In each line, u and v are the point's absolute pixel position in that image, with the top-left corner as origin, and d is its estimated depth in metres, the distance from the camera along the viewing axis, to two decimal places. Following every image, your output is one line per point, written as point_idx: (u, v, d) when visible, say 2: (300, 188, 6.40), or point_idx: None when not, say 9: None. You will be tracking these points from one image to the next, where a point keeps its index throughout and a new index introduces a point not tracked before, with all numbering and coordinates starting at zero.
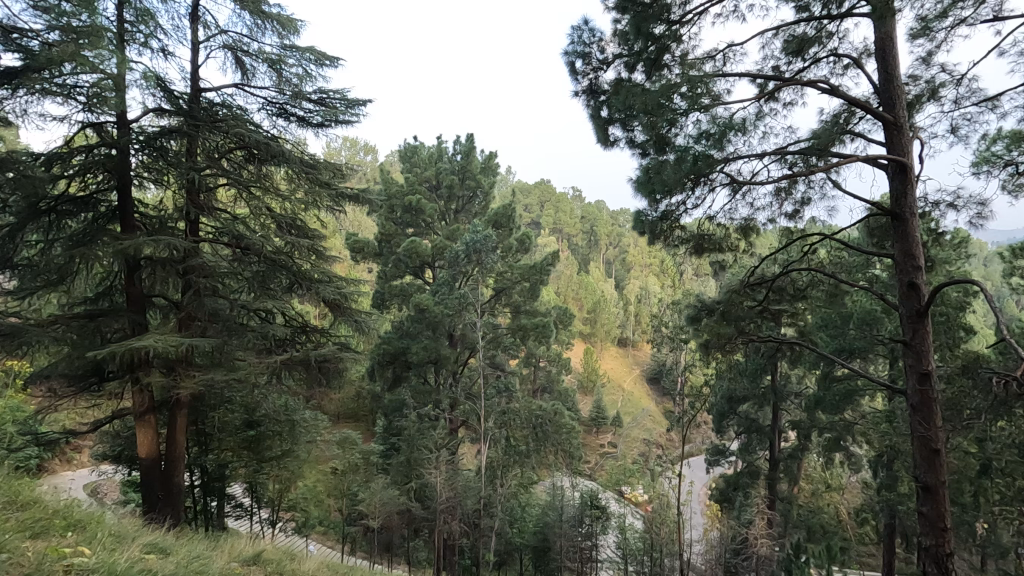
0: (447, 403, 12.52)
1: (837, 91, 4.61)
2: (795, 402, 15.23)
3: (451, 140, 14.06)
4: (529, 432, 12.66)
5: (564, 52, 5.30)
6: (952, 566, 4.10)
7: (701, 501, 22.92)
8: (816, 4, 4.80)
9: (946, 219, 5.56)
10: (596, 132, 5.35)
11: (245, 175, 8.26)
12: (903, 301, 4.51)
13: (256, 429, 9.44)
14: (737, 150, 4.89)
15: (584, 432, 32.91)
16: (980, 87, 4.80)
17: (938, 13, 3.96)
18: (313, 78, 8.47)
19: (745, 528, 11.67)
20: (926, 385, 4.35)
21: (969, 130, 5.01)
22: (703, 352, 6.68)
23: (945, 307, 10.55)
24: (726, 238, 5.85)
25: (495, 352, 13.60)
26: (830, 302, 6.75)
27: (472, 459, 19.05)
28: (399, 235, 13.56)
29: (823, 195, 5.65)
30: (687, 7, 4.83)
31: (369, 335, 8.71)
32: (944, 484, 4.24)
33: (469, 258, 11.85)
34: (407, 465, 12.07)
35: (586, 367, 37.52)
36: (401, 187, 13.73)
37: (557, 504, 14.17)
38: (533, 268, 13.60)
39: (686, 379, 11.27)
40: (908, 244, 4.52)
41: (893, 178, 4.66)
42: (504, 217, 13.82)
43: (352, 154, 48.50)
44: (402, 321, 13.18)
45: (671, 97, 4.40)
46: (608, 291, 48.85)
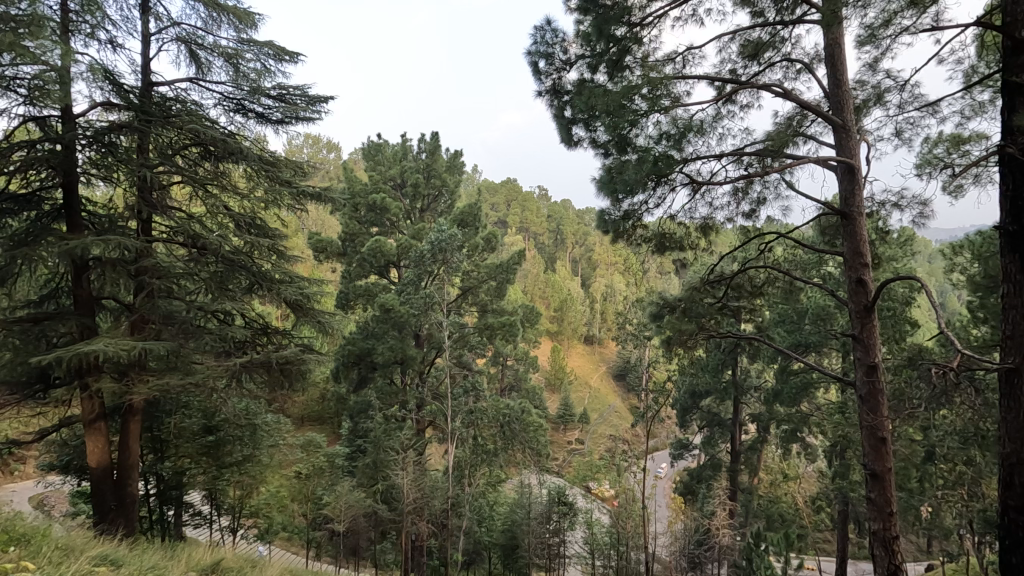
0: (415, 404, 12.33)
1: (790, 95, 4.80)
2: (755, 396, 15.68)
3: (416, 139, 13.98)
4: (496, 431, 12.55)
5: (528, 52, 5.36)
6: (899, 548, 4.32)
7: (665, 494, 23.39)
8: (770, 10, 4.98)
9: (892, 218, 5.85)
10: (560, 132, 5.42)
11: (202, 173, 8.02)
12: (852, 297, 4.73)
13: (216, 435, 9.11)
14: (696, 151, 5.03)
15: (552, 430, 33.14)
16: (921, 93, 5.05)
17: (881, 22, 4.13)
18: (273, 73, 8.27)
19: (707, 520, 11.97)
20: (874, 377, 4.58)
21: (912, 134, 5.28)
22: (667, 349, 6.82)
23: (891, 301, 11.08)
24: (687, 237, 5.99)
25: (462, 351, 13.50)
26: (787, 299, 6.95)
27: (440, 459, 18.93)
28: (363, 235, 13.33)
29: (778, 195, 5.87)
30: (646, 10, 4.93)
31: (334, 336, 8.55)
32: (890, 470, 4.45)
33: (435, 257, 11.65)
34: (375, 466, 11.94)
35: (553, 365, 37.74)
36: (365, 185, 13.46)
37: (524, 501, 14.20)
38: (499, 267, 13.68)
39: (651, 375, 11.48)
40: (857, 243, 4.72)
41: (842, 179, 4.87)
42: (470, 216, 13.81)
43: (315, 152, 47.85)
44: (368, 321, 13.03)
45: (632, 98, 4.47)
46: (575, 289, 49.23)
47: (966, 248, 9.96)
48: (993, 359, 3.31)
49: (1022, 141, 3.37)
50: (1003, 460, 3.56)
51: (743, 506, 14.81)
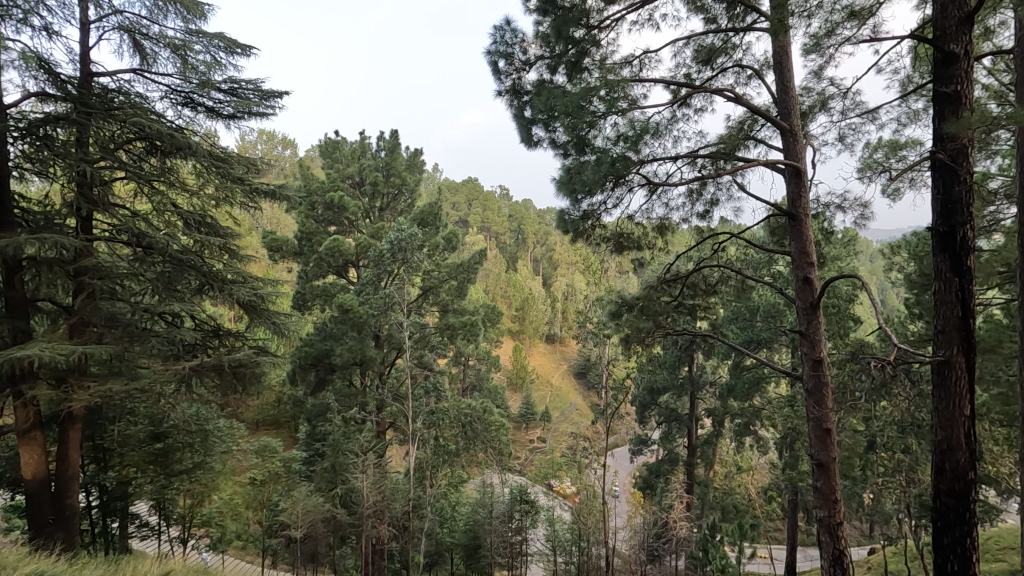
0: (374, 405, 12.06)
1: (741, 100, 4.96)
2: (710, 391, 16.15)
3: (375, 137, 13.75)
4: (458, 431, 12.42)
5: (487, 51, 5.38)
6: (842, 533, 4.55)
7: (625, 489, 23.78)
8: (722, 17, 5.15)
9: (836, 219, 6.13)
10: (520, 132, 5.46)
11: (147, 169, 7.66)
12: (799, 294, 4.94)
13: (164, 442, 8.72)
14: (652, 152, 5.15)
15: (513, 429, 33.21)
16: (862, 100, 5.31)
17: (825, 32, 4.32)
18: (223, 66, 7.99)
19: (665, 513, 12.23)
20: (820, 370, 4.79)
21: (854, 138, 5.55)
22: (625, 346, 6.94)
23: (835, 299, 11.67)
24: (644, 237, 6.12)
25: (423, 351, 13.36)
26: (739, 297, 7.18)
27: (401, 461, 18.71)
28: (320, 233, 13.00)
29: (730, 196, 6.06)
30: (604, 13, 5.00)
31: (290, 338, 8.35)
32: (835, 459, 4.67)
33: (395, 257, 11.43)
34: (333, 470, 11.66)
35: (515, 365, 37.83)
36: (322, 184, 13.14)
37: (486, 500, 14.12)
38: (459, 267, 13.65)
39: (610, 372, 11.64)
40: (803, 242, 4.94)
41: (790, 181, 5.07)
42: (431, 215, 13.69)
43: (269, 148, 46.61)
44: (326, 322, 12.79)
45: (590, 99, 4.52)
46: (536, 289, 49.48)
47: (902, 248, 10.55)
48: (925, 351, 3.52)
49: (950, 149, 3.64)
50: (935, 447, 3.79)
51: (699, 498, 15.24)
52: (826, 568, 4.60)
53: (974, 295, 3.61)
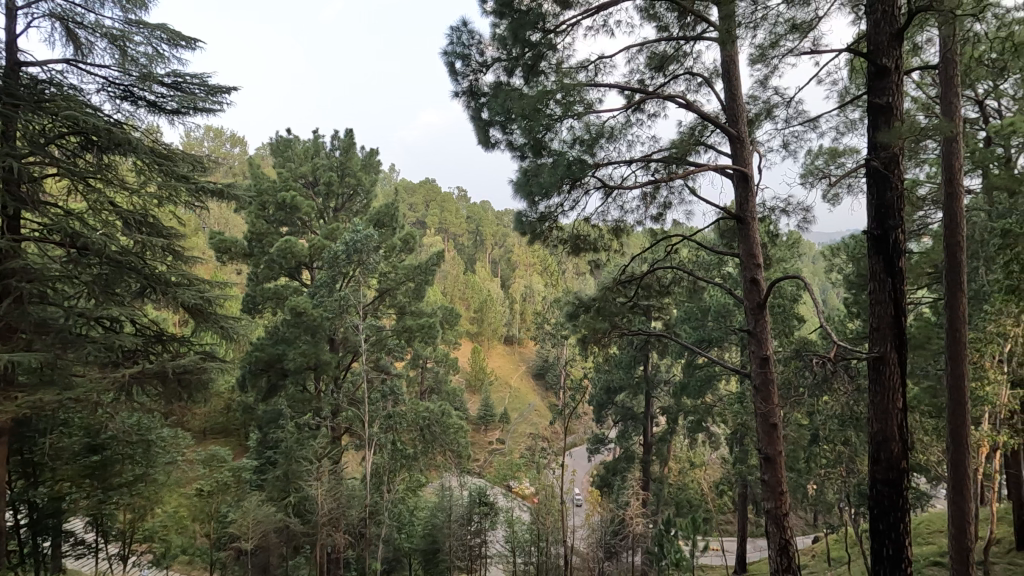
0: (329, 410, 11.75)
1: (691, 106, 5.13)
2: (665, 389, 16.55)
3: (329, 136, 13.46)
4: (416, 434, 12.26)
5: (444, 52, 5.35)
6: (787, 523, 4.76)
7: (583, 488, 24.05)
8: (673, 26, 5.31)
9: (780, 222, 6.40)
10: (477, 134, 5.46)
11: (82, 165, 7.23)
12: (747, 295, 5.13)
13: (102, 454, 8.22)
14: (608, 156, 5.25)
15: (472, 431, 33.06)
16: (803, 109, 5.57)
17: (768, 43, 4.51)
18: (166, 59, 7.65)
19: (622, 510, 12.43)
20: (766, 368, 4.99)
21: (797, 146, 5.82)
22: (582, 347, 7.02)
23: (781, 299, 12.19)
24: (600, 239, 6.23)
25: (380, 354, 13.14)
26: (691, 297, 7.40)
27: (357, 467, 18.31)
28: (271, 234, 12.60)
29: (682, 200, 6.24)
30: (560, 18, 5.06)
31: (239, 342, 8.06)
32: (781, 453, 4.87)
33: (350, 258, 11.19)
34: (285, 478, 11.30)
35: (473, 366, 37.69)
36: (273, 183, 12.74)
37: (444, 504, 13.92)
38: (417, 269, 13.49)
39: (568, 372, 11.77)
40: (750, 245, 5.14)
41: (738, 186, 5.27)
42: (387, 216, 13.50)
43: (217, 145, 44.86)
44: (278, 325, 12.42)
45: (547, 103, 4.57)
46: (495, 290, 49.50)
47: (842, 250, 11.12)
48: (862, 347, 3.72)
49: (883, 156, 3.86)
50: (871, 439, 4.01)
51: (655, 494, 15.55)
52: (773, 557, 4.80)
53: (905, 294, 3.85)
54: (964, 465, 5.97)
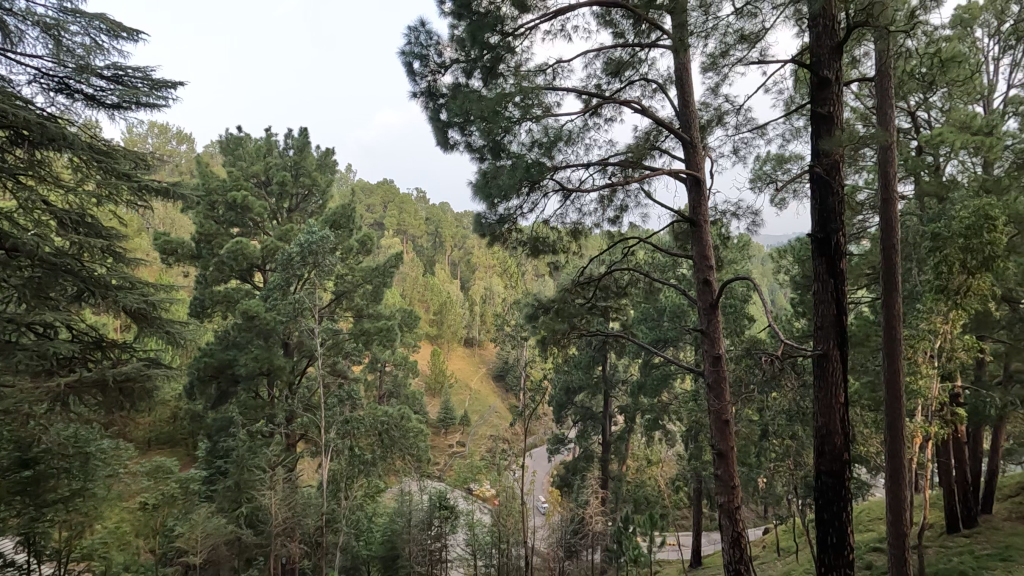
0: (283, 417, 11.40)
1: (646, 112, 5.26)
2: (623, 389, 16.85)
3: (283, 134, 13.09)
4: (375, 439, 12.05)
5: (401, 52, 5.30)
6: (740, 516, 4.92)
7: (544, 488, 24.18)
8: (629, 33, 5.43)
9: (731, 225, 6.63)
10: (435, 135, 5.42)
11: (11, 161, 6.77)
12: (700, 295, 5.29)
13: (34, 469, 7.60)
14: (566, 159, 5.31)
15: (432, 434, 32.73)
16: (752, 117, 5.80)
17: (719, 52, 4.67)
18: (105, 51, 7.27)
19: (582, 509, 12.55)
20: (719, 366, 5.14)
21: (746, 152, 6.04)
22: (541, 347, 7.05)
23: (732, 299, 12.61)
24: (559, 241, 6.29)
25: (336, 358, 12.84)
26: (648, 298, 7.56)
27: (313, 474, 17.83)
28: (221, 236, 12.13)
29: (638, 203, 6.36)
30: (519, 21, 5.09)
31: (186, 348, 7.74)
32: (733, 448, 5.04)
33: (305, 260, 10.89)
34: (237, 488, 10.88)
35: (433, 369, 37.34)
36: (223, 182, 12.30)
37: (404, 509, 13.67)
38: (375, 271, 13.25)
39: (528, 374, 11.82)
40: (703, 247, 5.30)
41: (691, 190, 5.43)
42: (343, 217, 13.23)
43: (161, 142, 42.91)
44: (228, 330, 11.98)
45: (505, 105, 4.58)
46: (454, 292, 49.23)
47: (788, 252, 11.61)
48: (807, 346, 3.88)
49: (825, 163, 4.06)
50: (816, 432, 4.19)
51: (613, 492, 15.78)
52: (726, 550, 4.95)
53: (846, 295, 4.05)
54: (901, 455, 6.31)
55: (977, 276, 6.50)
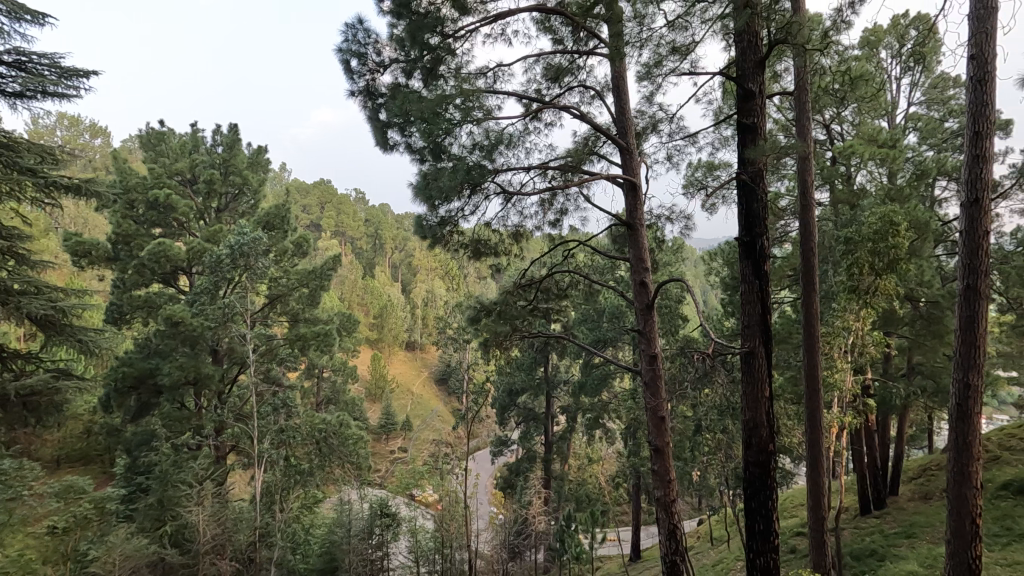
0: (212, 428, 10.80)
1: (585, 118, 5.39)
2: (564, 389, 17.12)
3: (210, 130, 12.44)
4: (312, 448, 11.65)
5: (338, 49, 5.17)
6: (676, 508, 5.11)
7: (487, 491, 24.15)
8: (568, 40, 5.55)
9: (665, 229, 6.89)
10: (375, 135, 5.33)
11: None
12: (637, 297, 5.47)
13: None
14: (507, 162, 5.35)
15: (372, 441, 32.01)
16: (684, 125, 6.06)
17: (653, 63, 4.86)
18: (6, 35, 6.67)
19: (525, 510, 12.64)
20: (655, 364, 5.32)
21: (679, 159, 6.31)
22: (484, 350, 7.06)
23: (667, 300, 13.10)
24: (501, 243, 6.32)
25: (270, 365, 12.31)
26: (588, 299, 7.72)
27: (244, 487, 17.00)
28: (141, 237, 11.37)
29: (577, 207, 6.49)
30: (459, 24, 5.09)
31: (100, 357, 7.22)
32: (668, 443, 5.23)
33: (235, 262, 10.33)
34: (160, 506, 10.20)
35: (373, 374, 36.54)
36: (143, 179, 11.53)
37: (343, 519, 13.22)
38: (311, 274, 12.83)
39: (471, 376, 11.79)
40: (639, 250, 5.48)
41: (628, 194, 5.61)
42: (278, 218, 12.72)
43: (72, 136, 39.74)
44: (150, 337, 11.23)
45: (446, 107, 4.57)
46: (395, 296, 48.40)
47: (718, 255, 12.20)
48: (734, 343, 4.08)
49: (749, 171, 4.30)
50: (744, 425, 4.43)
51: (555, 492, 15.98)
52: (663, 541, 5.13)
53: (770, 295, 4.30)
54: (819, 445, 6.75)
55: (884, 277, 7.05)
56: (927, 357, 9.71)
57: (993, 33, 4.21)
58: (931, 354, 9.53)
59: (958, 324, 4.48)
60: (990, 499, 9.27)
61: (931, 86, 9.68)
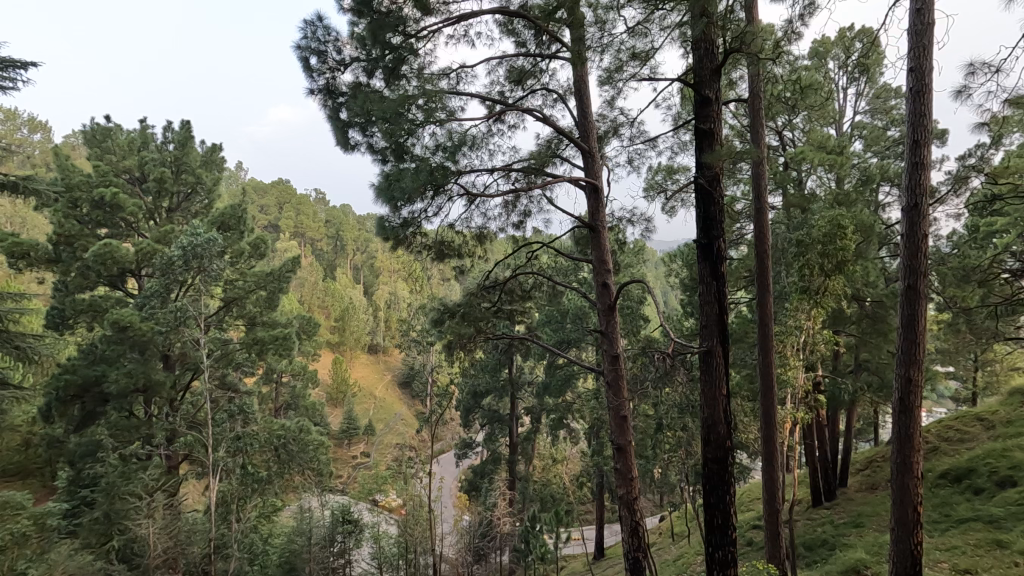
0: (163, 437, 10.37)
1: (548, 121, 5.43)
2: (529, 390, 17.17)
3: (161, 126, 11.95)
4: (270, 456, 11.39)
5: (297, 46, 5.06)
6: (638, 505, 5.20)
7: (452, 494, 23.99)
8: (530, 43, 5.58)
9: (627, 232, 7.01)
10: (335, 134, 5.23)
11: None
12: (599, 297, 5.55)
13: None
14: (470, 164, 5.34)
15: (334, 446, 31.37)
16: (644, 129, 6.19)
17: (614, 68, 4.95)
18: None
19: (490, 512, 12.62)
20: (617, 364, 5.41)
21: (639, 162, 6.43)
22: (448, 353, 7.01)
23: (628, 301, 13.33)
24: (464, 245, 6.31)
25: (226, 371, 11.90)
26: (551, 301, 7.77)
27: (198, 497, 16.37)
28: (85, 237, 10.82)
29: (540, 209, 6.54)
30: (422, 24, 5.06)
31: (40, 364, 6.84)
32: (631, 442, 5.32)
33: (188, 264, 9.89)
34: (107, 519, 9.72)
35: (335, 378, 35.84)
36: (88, 177, 10.96)
37: (304, 527, 12.88)
38: (269, 276, 12.49)
39: (435, 379, 11.70)
40: (601, 252, 5.56)
41: (590, 197, 5.68)
42: (233, 218, 12.33)
43: (10, 130, 37.51)
44: (96, 342, 10.70)
45: (408, 107, 4.53)
46: (357, 298, 47.61)
47: (678, 257, 12.49)
48: (693, 342, 4.20)
49: (707, 175, 4.42)
50: (703, 422, 4.54)
51: (520, 492, 16.01)
52: (625, 539, 5.22)
53: (727, 295, 4.44)
54: (774, 440, 6.99)
55: (833, 278, 7.37)
56: (873, 354, 10.19)
57: (929, 47, 4.46)
58: (876, 351, 10.01)
59: (900, 322, 4.71)
60: (931, 488, 9.80)
61: (874, 96, 10.17)
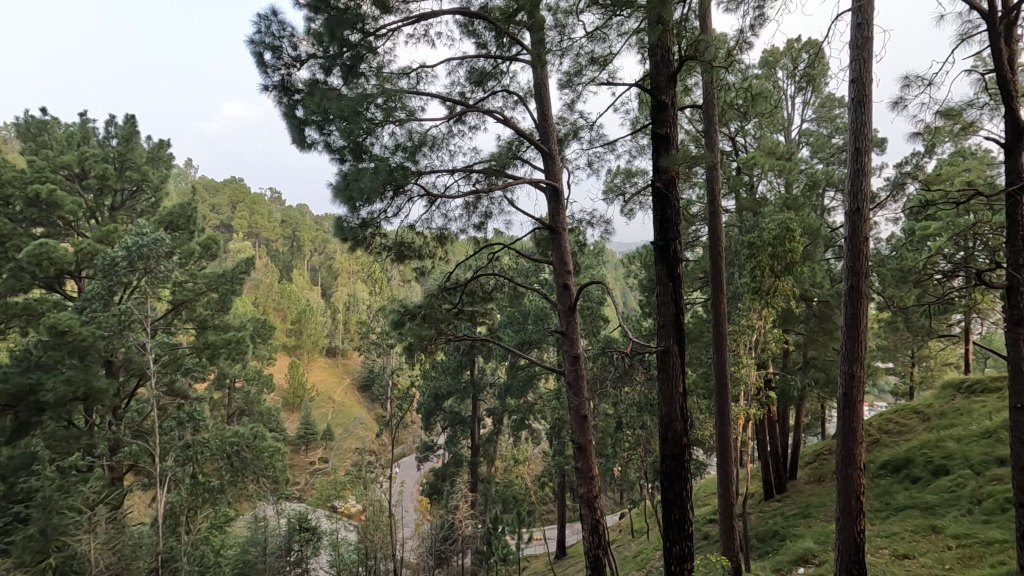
0: (106, 447, 9.83)
1: (508, 123, 5.45)
2: (490, 392, 17.14)
3: (103, 121, 11.35)
4: (222, 464, 11.19)
5: (250, 40, 4.91)
6: (598, 503, 5.28)
7: (413, 498, 23.68)
8: (491, 44, 5.60)
9: (587, 233, 7.11)
10: (291, 132, 5.10)
11: None
12: (560, 298, 5.60)
13: None
14: (431, 164, 5.31)
15: (290, 452, 30.50)
16: (603, 133, 6.29)
17: (574, 71, 5.01)
18: None
19: (452, 515, 12.52)
20: (577, 364, 5.47)
21: (598, 165, 6.53)
22: (408, 354, 6.94)
23: (588, 302, 13.49)
24: (425, 246, 6.26)
25: (174, 376, 11.39)
26: (512, 302, 7.79)
27: (144, 509, 15.61)
28: (19, 236, 10.17)
29: (501, 210, 6.55)
30: (380, 22, 5.00)
31: None
32: (591, 441, 5.39)
33: (133, 266, 9.33)
34: (43, 535, 9.14)
35: (291, 383, 34.87)
36: (21, 172, 10.29)
37: (258, 537, 12.42)
38: (221, 277, 12.03)
39: (395, 382, 11.53)
40: (561, 253, 5.62)
41: (551, 198, 5.74)
42: (183, 217, 11.83)
43: None
44: (30, 348, 10.06)
45: (367, 106, 4.47)
46: (314, 300, 46.47)
47: (636, 259, 12.72)
48: (651, 342, 4.29)
49: (663, 179, 4.52)
50: (660, 420, 4.65)
51: (483, 495, 15.94)
52: (586, 537, 5.28)
53: (683, 295, 4.56)
54: (728, 436, 7.22)
55: (783, 279, 7.69)
56: (820, 351, 10.64)
57: (869, 59, 4.70)
58: (823, 348, 10.47)
59: (844, 321, 4.94)
60: (873, 478, 10.31)
61: (820, 105, 10.64)
